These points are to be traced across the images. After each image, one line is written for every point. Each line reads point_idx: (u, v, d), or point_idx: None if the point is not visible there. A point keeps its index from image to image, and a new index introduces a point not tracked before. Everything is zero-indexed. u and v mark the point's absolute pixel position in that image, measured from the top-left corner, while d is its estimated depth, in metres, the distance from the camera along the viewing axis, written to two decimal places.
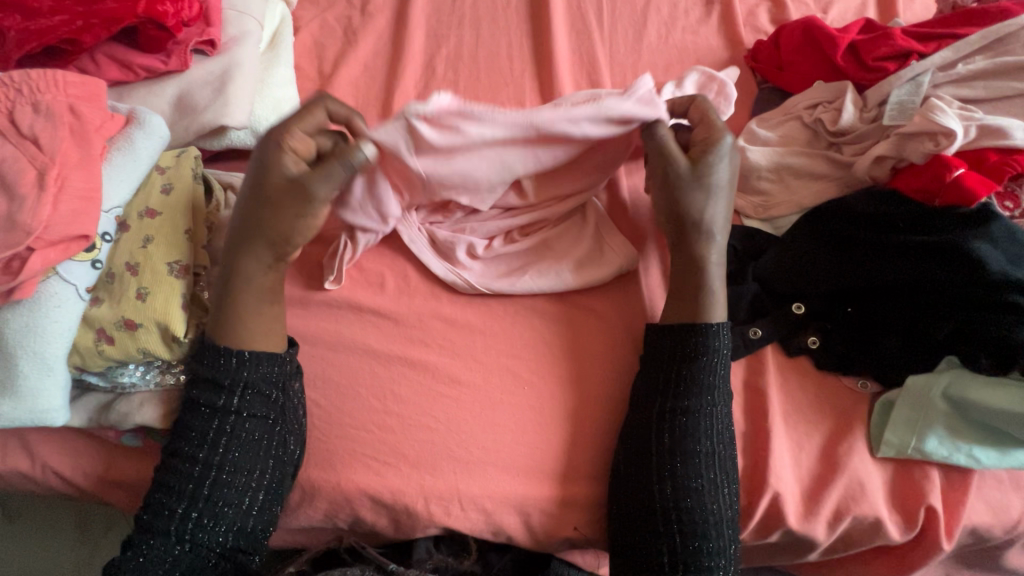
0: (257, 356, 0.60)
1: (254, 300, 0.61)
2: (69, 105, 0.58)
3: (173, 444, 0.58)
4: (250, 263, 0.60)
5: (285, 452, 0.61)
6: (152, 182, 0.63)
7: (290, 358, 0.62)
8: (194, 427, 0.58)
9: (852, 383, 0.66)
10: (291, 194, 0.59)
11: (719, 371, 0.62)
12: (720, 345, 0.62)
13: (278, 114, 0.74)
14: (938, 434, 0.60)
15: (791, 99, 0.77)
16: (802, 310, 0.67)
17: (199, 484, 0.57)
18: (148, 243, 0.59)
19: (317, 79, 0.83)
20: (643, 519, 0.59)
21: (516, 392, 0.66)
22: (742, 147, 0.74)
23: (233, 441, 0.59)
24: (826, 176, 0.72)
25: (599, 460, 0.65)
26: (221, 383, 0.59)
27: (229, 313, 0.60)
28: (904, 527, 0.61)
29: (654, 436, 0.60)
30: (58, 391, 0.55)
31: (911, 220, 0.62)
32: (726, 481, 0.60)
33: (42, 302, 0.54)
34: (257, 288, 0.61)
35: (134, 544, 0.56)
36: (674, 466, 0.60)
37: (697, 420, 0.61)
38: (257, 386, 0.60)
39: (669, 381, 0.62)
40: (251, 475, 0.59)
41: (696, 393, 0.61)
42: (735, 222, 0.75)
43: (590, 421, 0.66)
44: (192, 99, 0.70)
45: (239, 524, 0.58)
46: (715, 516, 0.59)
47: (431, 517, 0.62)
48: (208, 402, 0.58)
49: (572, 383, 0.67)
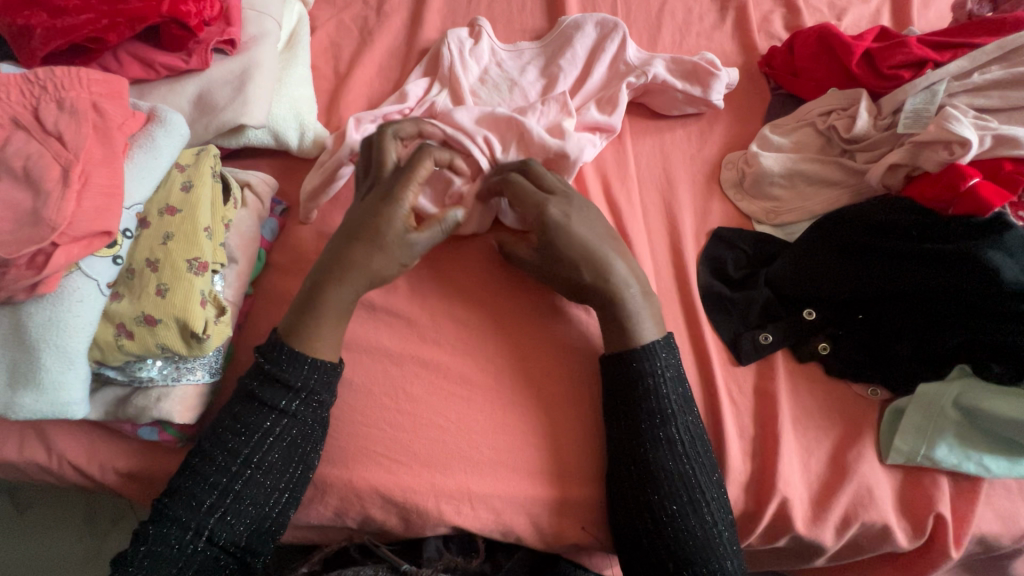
0: (297, 366, 0.61)
1: (330, 322, 0.62)
2: (93, 102, 0.59)
3: (215, 439, 0.59)
4: (341, 287, 0.62)
5: (312, 460, 0.61)
6: (172, 179, 0.64)
7: (331, 368, 0.62)
8: (228, 430, 0.59)
9: (862, 390, 0.66)
10: (399, 241, 0.63)
11: (670, 394, 0.62)
12: (660, 366, 0.62)
13: (295, 112, 0.75)
14: (948, 442, 0.61)
15: (805, 106, 0.78)
16: (813, 316, 0.68)
17: (236, 474, 0.58)
18: (169, 240, 0.60)
19: (332, 79, 0.84)
20: (638, 537, 0.59)
21: (526, 392, 0.67)
22: (755, 154, 0.75)
23: (275, 448, 0.60)
24: (839, 184, 0.73)
25: (595, 465, 0.65)
26: (262, 387, 0.61)
27: (304, 319, 0.62)
28: (912, 534, 0.61)
29: (621, 462, 0.61)
30: (78, 384, 0.56)
31: (925, 227, 0.62)
32: (711, 502, 0.59)
33: (64, 296, 0.55)
34: (342, 301, 0.63)
35: (152, 533, 0.55)
36: (651, 496, 0.59)
37: (659, 443, 0.60)
38: (297, 398, 0.61)
39: (624, 405, 0.62)
40: (275, 480, 0.59)
41: (649, 419, 0.61)
42: (747, 228, 0.76)
43: (575, 431, 0.66)
44: (212, 98, 0.71)
45: (257, 524, 0.59)
46: (704, 539, 0.58)
47: (441, 515, 0.63)
48: (272, 403, 0.60)
49: (561, 392, 0.67)
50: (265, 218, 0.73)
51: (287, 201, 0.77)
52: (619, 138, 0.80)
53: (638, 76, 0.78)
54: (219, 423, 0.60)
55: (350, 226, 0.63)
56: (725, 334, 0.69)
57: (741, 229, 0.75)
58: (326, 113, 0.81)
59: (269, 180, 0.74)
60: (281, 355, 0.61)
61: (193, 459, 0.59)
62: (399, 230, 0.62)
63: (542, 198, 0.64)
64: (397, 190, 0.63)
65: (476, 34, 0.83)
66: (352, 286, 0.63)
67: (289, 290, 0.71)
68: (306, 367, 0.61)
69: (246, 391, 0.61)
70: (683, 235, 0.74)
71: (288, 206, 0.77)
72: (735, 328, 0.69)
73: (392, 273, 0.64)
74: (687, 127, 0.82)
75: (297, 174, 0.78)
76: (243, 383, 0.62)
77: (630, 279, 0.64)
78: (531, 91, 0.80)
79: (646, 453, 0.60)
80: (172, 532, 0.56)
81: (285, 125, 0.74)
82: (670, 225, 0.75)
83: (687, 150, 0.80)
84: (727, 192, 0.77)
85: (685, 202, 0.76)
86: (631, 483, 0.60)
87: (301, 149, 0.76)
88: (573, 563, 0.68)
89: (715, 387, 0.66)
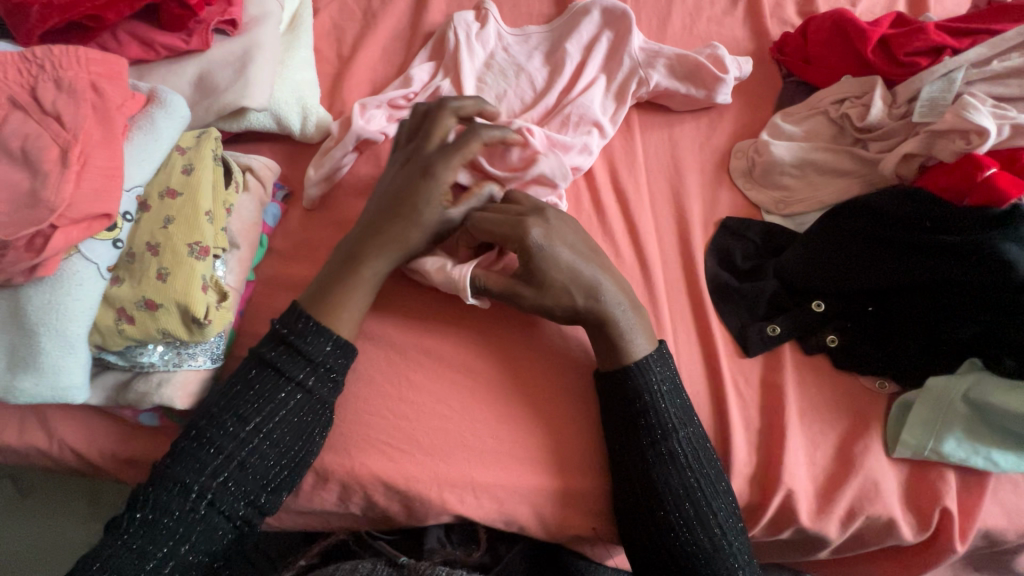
0: (319, 341, 0.60)
1: (358, 297, 0.62)
2: (92, 82, 0.58)
3: (225, 405, 0.58)
4: (376, 261, 0.62)
5: (317, 437, 0.61)
6: (173, 162, 0.63)
7: (348, 350, 0.62)
8: (239, 397, 0.58)
9: (870, 382, 0.65)
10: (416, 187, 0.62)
11: (669, 409, 0.60)
12: (655, 382, 0.61)
13: (297, 96, 0.74)
14: (957, 436, 0.60)
15: (817, 94, 0.77)
16: (822, 308, 0.67)
17: (242, 444, 0.57)
18: (169, 224, 0.59)
19: (336, 63, 0.83)
20: (644, 539, 0.59)
21: (528, 394, 0.66)
22: (765, 142, 0.74)
23: (285, 421, 0.59)
24: (850, 174, 0.72)
25: (597, 456, 0.65)
26: (281, 357, 0.60)
27: (328, 290, 0.62)
28: (918, 528, 0.61)
29: (628, 468, 0.60)
30: (79, 368, 0.55)
31: (937, 218, 0.61)
32: (718, 516, 0.58)
33: (64, 280, 0.54)
34: (371, 267, 0.62)
35: (151, 493, 0.54)
36: (658, 513, 0.58)
37: (662, 458, 0.59)
38: (314, 372, 0.60)
39: (621, 425, 0.61)
40: (279, 454, 0.59)
41: (649, 434, 0.60)
42: (756, 217, 0.75)
43: (579, 431, 0.65)
44: (212, 79, 0.69)
45: (255, 498, 0.58)
46: (711, 551, 0.57)
47: (444, 504, 0.62)
48: (288, 374, 0.59)
49: (558, 397, 0.66)
50: (267, 203, 0.72)
51: (289, 186, 0.76)
52: (627, 126, 0.78)
53: (637, 85, 0.78)
54: (231, 388, 0.59)
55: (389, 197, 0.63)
56: (732, 325, 0.68)
57: (750, 219, 0.74)
58: (329, 98, 0.80)
59: (271, 165, 0.73)
60: (306, 326, 0.60)
61: (200, 420, 0.58)
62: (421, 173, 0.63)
63: (522, 227, 0.60)
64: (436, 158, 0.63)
65: (483, 17, 0.81)
66: (381, 253, 0.62)
67: (293, 276, 0.71)
68: (327, 343, 0.60)
69: (260, 357, 0.60)
70: (691, 224, 0.73)
71: (290, 192, 0.76)
72: (742, 318, 0.68)
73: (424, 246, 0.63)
74: (696, 115, 0.80)
75: (300, 160, 0.77)
76: (259, 349, 0.61)
77: (619, 298, 0.61)
78: (538, 77, 0.78)
79: (649, 470, 0.59)
80: (173, 494, 0.55)
81: (287, 109, 0.73)
82: (677, 215, 0.74)
83: (696, 139, 0.79)
84: (737, 181, 0.76)
85: (694, 191, 0.75)
86: (633, 491, 0.59)
87: (303, 133, 0.75)
88: (578, 555, 0.68)
89: (721, 379, 0.65)
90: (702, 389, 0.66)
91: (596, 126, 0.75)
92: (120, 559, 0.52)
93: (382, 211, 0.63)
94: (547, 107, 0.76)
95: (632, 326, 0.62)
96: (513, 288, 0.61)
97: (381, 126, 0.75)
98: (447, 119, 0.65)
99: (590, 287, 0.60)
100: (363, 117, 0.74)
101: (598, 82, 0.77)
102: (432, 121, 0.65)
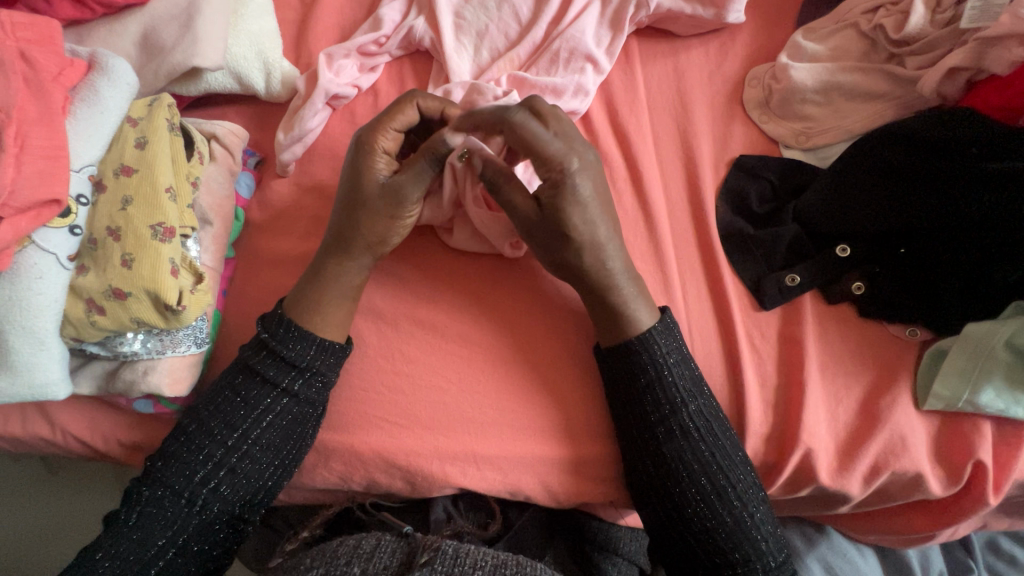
0: (303, 346, 0.58)
1: (333, 295, 0.60)
2: (20, 50, 0.52)
3: (211, 411, 0.57)
4: (347, 264, 0.60)
5: (305, 432, 0.59)
6: (125, 135, 0.58)
7: (337, 350, 0.59)
8: (225, 403, 0.57)
9: (899, 330, 0.60)
10: (383, 198, 0.58)
11: (676, 381, 0.57)
12: (660, 353, 0.57)
13: (256, 50, 0.67)
14: (995, 386, 0.55)
15: (846, 5, 0.68)
16: (847, 253, 0.61)
17: (231, 449, 0.57)
18: (128, 205, 0.54)
19: (299, 8, 0.75)
20: (667, 519, 0.57)
21: (526, 367, 0.62)
22: (784, 66, 0.66)
23: (272, 426, 0.58)
24: (883, 96, 0.63)
25: (600, 420, 0.62)
26: (262, 362, 0.58)
27: (314, 292, 0.59)
28: (948, 482, 0.57)
29: (631, 448, 0.58)
30: (54, 363, 0.53)
31: (986, 143, 0.54)
32: (737, 487, 0.56)
33: (21, 273, 0.50)
34: (347, 280, 0.60)
35: (145, 497, 0.54)
36: (671, 489, 0.56)
37: (672, 435, 0.57)
38: (300, 377, 0.58)
39: (626, 400, 0.58)
40: (271, 456, 0.58)
41: (657, 411, 0.57)
42: (773, 153, 0.68)
43: (580, 396, 0.62)
44: (159, 37, 0.63)
45: (249, 497, 0.58)
46: (732, 525, 0.55)
47: (446, 477, 0.60)
48: (275, 381, 0.58)
49: (552, 365, 0.63)
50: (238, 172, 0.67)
51: (261, 152, 0.71)
52: (626, 57, 0.70)
53: (636, 8, 0.68)
54: (217, 394, 0.58)
55: (343, 194, 0.60)
56: (747, 276, 0.62)
57: (766, 155, 0.67)
58: (295, 49, 0.73)
59: (238, 131, 0.67)
60: (288, 332, 0.58)
61: (189, 425, 0.57)
62: (380, 183, 0.58)
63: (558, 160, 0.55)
64: (369, 138, 0.59)
65: None
66: (356, 261, 0.60)
67: (273, 250, 0.67)
68: (312, 346, 0.58)
69: (245, 363, 0.59)
70: (701, 166, 0.66)
71: (262, 158, 0.71)
72: (758, 270, 0.63)
73: (393, 237, 0.60)
74: (704, 40, 0.71)
75: (271, 122, 0.71)
76: (243, 355, 0.59)
77: (620, 270, 0.57)
78: (522, 6, 0.69)
79: (662, 449, 0.56)
80: (164, 497, 0.54)
81: (247, 65, 0.67)
82: (685, 157, 0.67)
83: (704, 68, 0.70)
84: (752, 113, 0.68)
85: (702, 128, 0.67)
86: (642, 469, 0.57)
87: (269, 93, 0.69)
88: (588, 514, 0.68)
89: (734, 336, 0.61)
90: (714, 348, 0.61)
91: (591, 61, 0.67)
92: (122, 547, 0.52)
93: (347, 216, 0.59)
94: (534, 43, 0.68)
95: (631, 296, 0.58)
96: (524, 216, 0.57)
97: (353, 77, 0.69)
98: (407, 113, 0.59)
99: (598, 247, 0.56)
100: (331, 70, 0.68)
101: (591, 8, 0.68)
102: (393, 111, 0.59)
